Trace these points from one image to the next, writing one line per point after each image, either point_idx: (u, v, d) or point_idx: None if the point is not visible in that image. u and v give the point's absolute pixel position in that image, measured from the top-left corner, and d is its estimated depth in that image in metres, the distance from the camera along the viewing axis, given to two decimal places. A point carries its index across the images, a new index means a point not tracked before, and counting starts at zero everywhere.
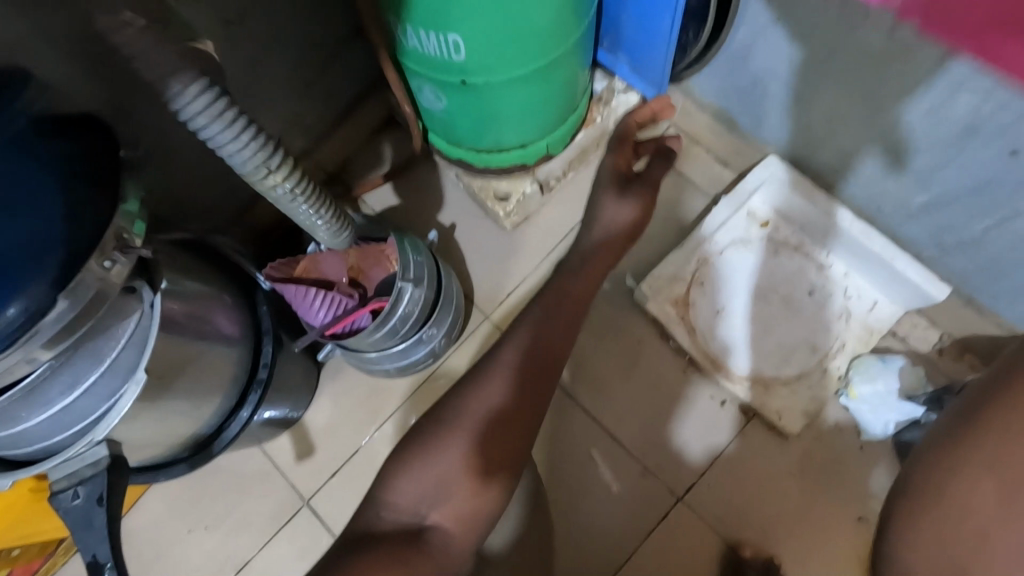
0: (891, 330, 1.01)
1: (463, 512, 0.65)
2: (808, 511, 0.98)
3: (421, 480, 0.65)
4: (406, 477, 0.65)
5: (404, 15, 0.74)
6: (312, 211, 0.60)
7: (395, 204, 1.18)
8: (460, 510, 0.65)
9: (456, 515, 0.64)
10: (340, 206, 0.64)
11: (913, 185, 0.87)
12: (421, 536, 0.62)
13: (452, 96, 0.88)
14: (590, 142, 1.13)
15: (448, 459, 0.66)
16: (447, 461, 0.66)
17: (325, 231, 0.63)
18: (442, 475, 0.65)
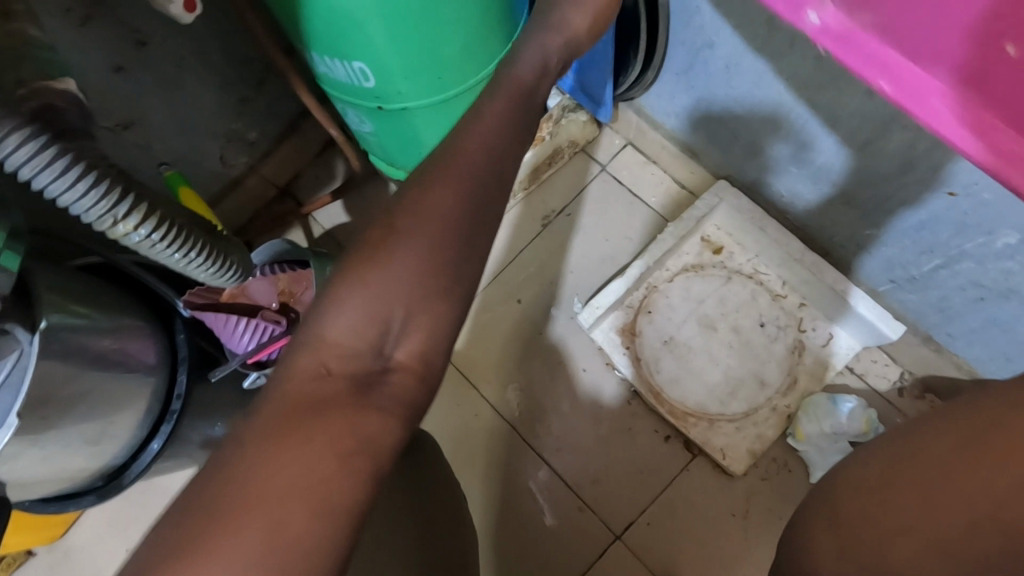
0: (847, 366, 0.96)
1: (415, 389, 0.43)
2: (750, 556, 0.93)
3: (355, 320, 0.42)
4: (327, 313, 0.42)
5: (307, 43, 0.71)
6: (179, 255, 0.61)
7: (345, 220, 1.13)
8: (411, 380, 0.43)
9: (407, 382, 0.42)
10: (213, 244, 0.65)
11: (862, 220, 0.82)
12: (363, 392, 0.41)
13: (375, 120, 0.85)
14: (540, 160, 1.09)
15: (384, 289, 0.42)
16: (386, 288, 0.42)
17: (200, 268, 0.64)
18: (378, 321, 0.42)
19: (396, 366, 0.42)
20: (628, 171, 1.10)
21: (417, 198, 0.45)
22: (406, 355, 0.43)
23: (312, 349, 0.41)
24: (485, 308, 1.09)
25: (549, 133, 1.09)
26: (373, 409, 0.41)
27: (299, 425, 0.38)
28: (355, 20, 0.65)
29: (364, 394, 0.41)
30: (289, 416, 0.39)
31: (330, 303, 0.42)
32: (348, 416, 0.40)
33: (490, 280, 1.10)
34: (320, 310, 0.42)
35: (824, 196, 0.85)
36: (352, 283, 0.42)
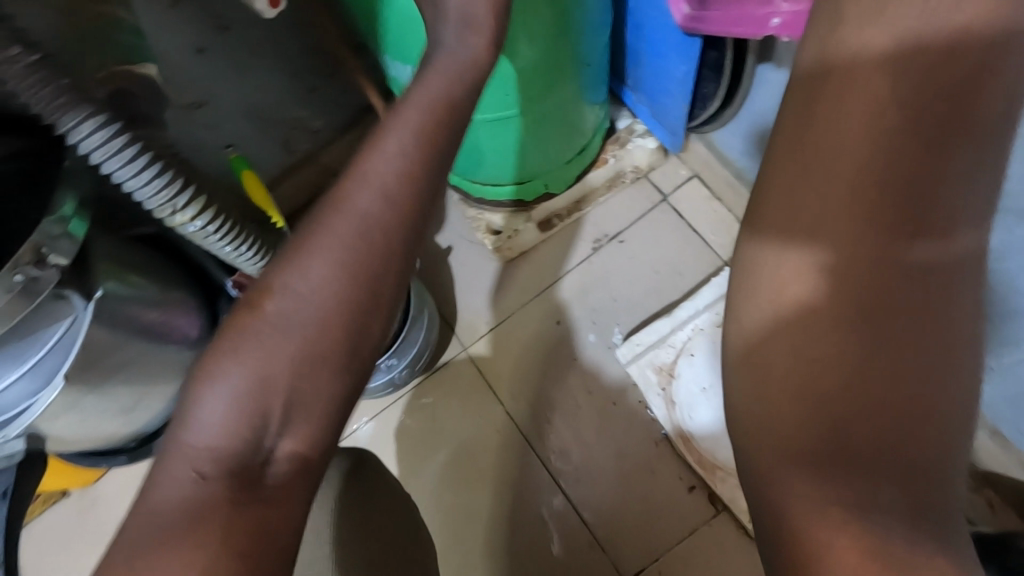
0: None
1: (296, 479, 0.43)
2: None
3: (231, 414, 0.42)
4: (198, 412, 0.42)
5: (382, 47, 0.71)
6: (228, 245, 0.61)
7: None
8: (295, 473, 0.43)
9: (292, 471, 0.43)
10: (262, 236, 0.66)
11: None
12: (243, 489, 0.41)
13: None
14: (600, 182, 1.08)
15: (260, 372, 0.43)
16: (260, 377, 0.43)
17: (247, 260, 0.65)
18: (259, 412, 0.42)
19: (281, 458, 0.43)
20: (689, 205, 1.06)
21: (295, 271, 0.45)
22: (296, 444, 0.43)
23: (183, 454, 0.42)
24: (523, 324, 1.07)
25: (613, 156, 1.06)
26: (257, 501, 0.41)
27: (164, 541, 0.38)
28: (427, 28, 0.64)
29: (252, 479, 0.42)
30: (174, 512, 0.39)
31: (197, 398, 0.43)
32: (234, 505, 0.40)
33: (532, 297, 1.08)
34: (188, 409, 0.43)
35: None
36: (228, 363, 0.43)
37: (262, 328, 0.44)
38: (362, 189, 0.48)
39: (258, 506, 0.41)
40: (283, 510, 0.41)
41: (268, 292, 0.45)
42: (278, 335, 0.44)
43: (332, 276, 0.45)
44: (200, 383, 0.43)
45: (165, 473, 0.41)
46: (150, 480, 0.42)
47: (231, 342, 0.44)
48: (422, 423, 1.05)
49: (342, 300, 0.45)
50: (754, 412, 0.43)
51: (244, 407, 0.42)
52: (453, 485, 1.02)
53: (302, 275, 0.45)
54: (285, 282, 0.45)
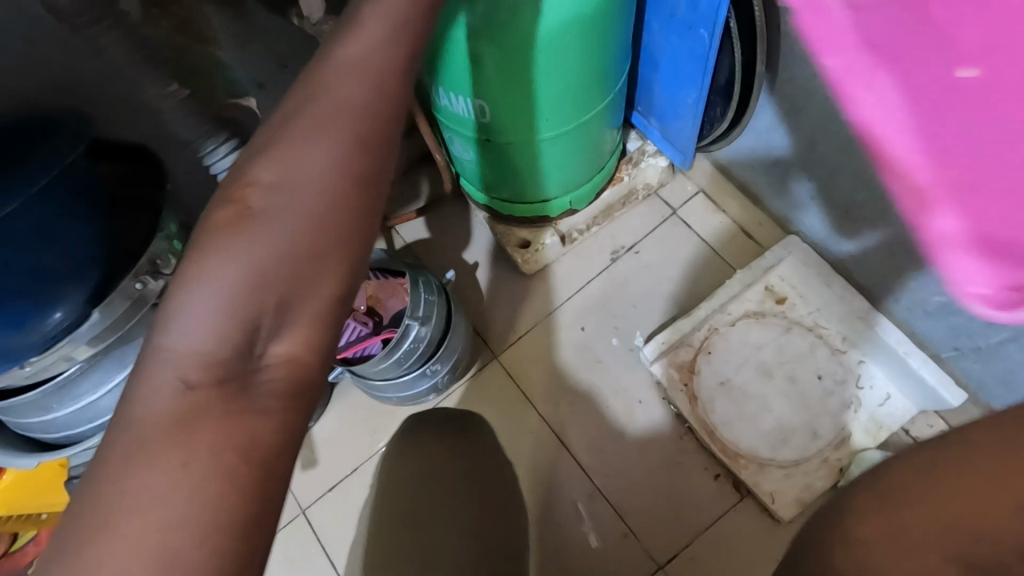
0: (902, 427, 0.98)
1: (293, 385, 0.39)
2: None
3: (218, 318, 0.38)
4: (182, 313, 0.38)
5: (438, 79, 0.83)
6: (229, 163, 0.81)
7: (425, 237, 1.25)
8: (292, 375, 0.39)
9: (283, 375, 0.39)
10: None
11: (932, 285, 0.85)
12: (237, 392, 0.37)
13: (479, 151, 0.95)
14: (616, 199, 1.17)
15: (255, 264, 0.40)
16: (254, 272, 0.39)
17: None
18: (249, 315, 0.39)
19: (273, 360, 0.39)
20: (697, 217, 1.17)
21: (282, 168, 0.42)
22: (287, 348, 0.40)
23: (172, 356, 0.37)
24: (551, 330, 1.15)
25: (627, 175, 1.15)
26: (254, 413, 0.37)
27: (157, 449, 0.35)
28: (478, 61, 0.76)
29: (239, 383, 0.37)
30: (165, 421, 0.35)
31: (182, 296, 0.38)
32: (227, 416, 0.36)
33: (558, 306, 1.16)
34: (171, 309, 0.38)
35: (895, 261, 0.89)
36: (217, 263, 0.39)
37: (252, 228, 0.40)
38: (353, 99, 0.44)
39: (253, 411, 0.37)
40: (288, 415, 0.38)
41: (255, 188, 0.42)
42: (267, 236, 0.40)
43: (322, 174, 0.42)
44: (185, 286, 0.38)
45: (150, 380, 0.37)
46: (131, 393, 0.37)
47: (221, 246, 0.40)
48: None
49: (327, 192, 0.42)
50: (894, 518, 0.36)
51: (239, 300, 0.39)
52: None
53: (292, 165, 0.42)
54: (247, 203, 0.41)
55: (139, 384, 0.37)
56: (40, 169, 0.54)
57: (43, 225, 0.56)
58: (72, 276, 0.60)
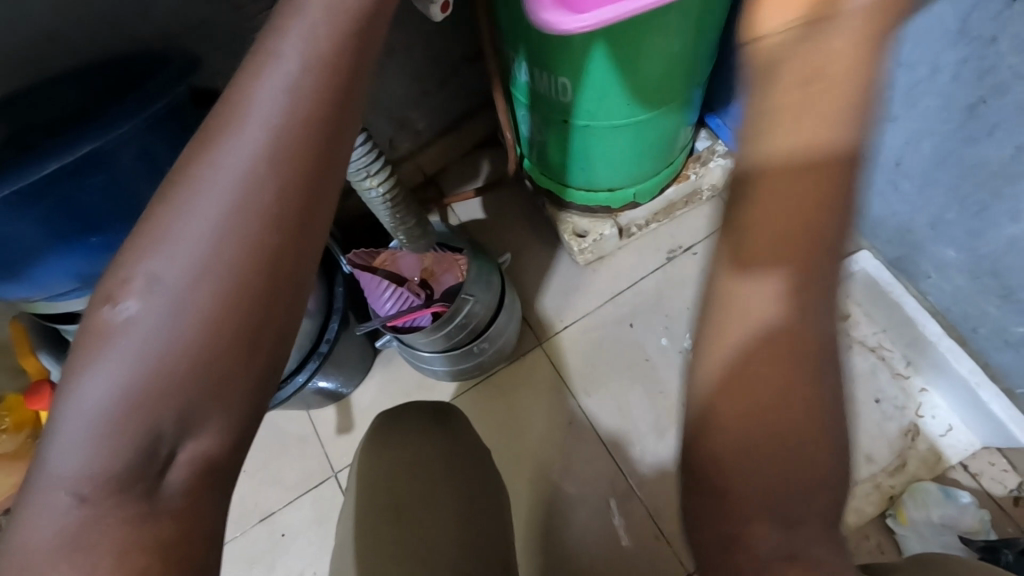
0: (962, 461, 0.94)
1: (204, 482, 0.35)
2: None
3: (105, 438, 0.33)
4: (57, 435, 0.33)
5: (523, 53, 0.81)
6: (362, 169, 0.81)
7: (481, 217, 1.25)
8: (198, 476, 0.35)
9: (195, 473, 0.35)
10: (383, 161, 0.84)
11: (1017, 315, 0.80)
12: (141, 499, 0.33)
13: (554, 132, 0.93)
14: (680, 197, 1.14)
15: (136, 381, 0.33)
16: (135, 388, 0.33)
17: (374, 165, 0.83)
18: (148, 429, 0.33)
19: (183, 462, 0.34)
20: None
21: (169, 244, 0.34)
22: (201, 444, 0.34)
23: (51, 484, 0.33)
24: (599, 324, 1.14)
25: (694, 173, 1.12)
26: (160, 516, 0.33)
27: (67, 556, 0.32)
28: (570, 37, 0.74)
29: (144, 491, 0.33)
30: (58, 543, 0.32)
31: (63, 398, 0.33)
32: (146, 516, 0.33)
33: (609, 299, 1.15)
34: (48, 430, 0.33)
35: (982, 289, 0.84)
36: (86, 380, 0.33)
37: (126, 336, 0.33)
38: None
39: (157, 520, 0.33)
40: (193, 516, 0.34)
41: (127, 286, 0.34)
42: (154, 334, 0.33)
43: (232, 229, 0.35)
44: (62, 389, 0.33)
45: (33, 508, 0.33)
46: (17, 516, 0.33)
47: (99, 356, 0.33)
48: (498, 409, 1.11)
49: (221, 283, 0.34)
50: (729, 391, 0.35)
51: (126, 424, 0.33)
52: (525, 468, 1.07)
53: (170, 258, 0.34)
54: (127, 305, 0.34)
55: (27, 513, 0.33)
56: (157, 92, 0.58)
57: (145, 153, 0.59)
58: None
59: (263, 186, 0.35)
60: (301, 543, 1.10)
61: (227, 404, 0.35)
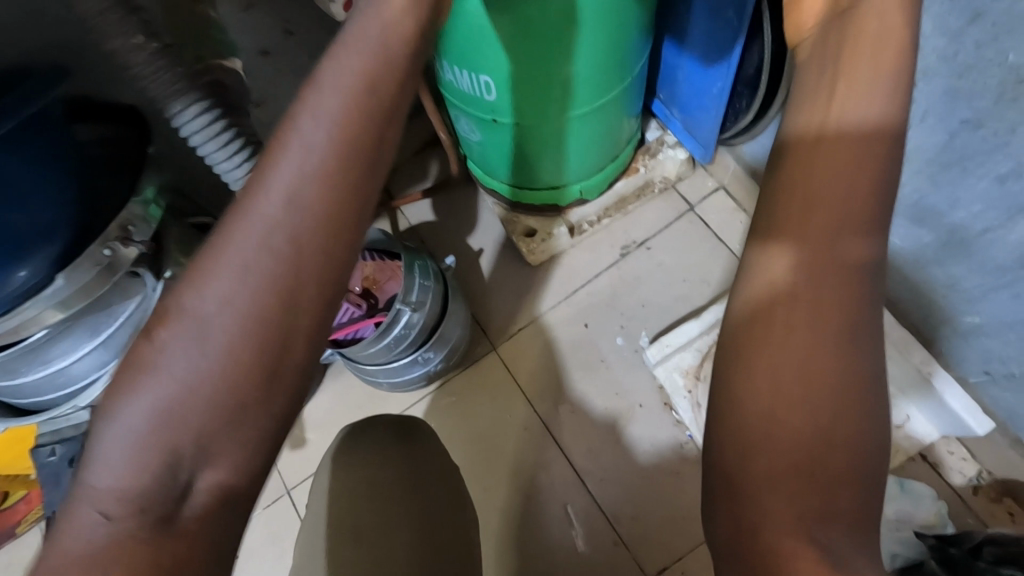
0: (919, 451, 0.92)
1: (220, 513, 0.37)
2: None
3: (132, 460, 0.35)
4: (94, 456, 0.36)
5: (442, 52, 0.77)
6: (239, 169, 0.68)
7: (430, 219, 1.21)
8: (215, 504, 0.36)
9: (213, 503, 0.36)
10: None
11: (965, 305, 0.77)
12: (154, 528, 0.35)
13: (487, 131, 0.89)
14: (630, 191, 1.11)
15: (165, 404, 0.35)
16: (166, 413, 0.35)
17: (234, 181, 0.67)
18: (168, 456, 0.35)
19: (201, 489, 0.36)
20: (715, 216, 1.11)
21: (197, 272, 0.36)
22: (217, 475, 0.36)
23: (88, 496, 0.36)
24: (553, 325, 1.10)
25: (644, 166, 1.10)
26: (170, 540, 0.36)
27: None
28: (485, 34, 0.70)
29: (163, 515, 0.36)
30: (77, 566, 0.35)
31: (98, 423, 0.36)
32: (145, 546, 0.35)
33: (561, 300, 1.12)
34: (89, 445, 0.36)
35: (934, 280, 0.80)
36: (126, 404, 0.35)
37: (160, 353, 0.36)
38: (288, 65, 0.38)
39: (165, 548, 0.35)
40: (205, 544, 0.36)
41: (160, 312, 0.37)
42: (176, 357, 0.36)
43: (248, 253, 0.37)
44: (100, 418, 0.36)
45: (70, 523, 0.36)
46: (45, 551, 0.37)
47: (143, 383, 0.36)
48: (452, 418, 1.08)
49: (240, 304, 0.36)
50: (762, 369, 0.37)
51: (152, 446, 0.35)
52: (481, 477, 1.04)
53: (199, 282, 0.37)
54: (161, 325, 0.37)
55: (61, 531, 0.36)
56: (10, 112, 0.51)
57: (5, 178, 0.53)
58: (40, 238, 0.57)
59: (280, 228, 0.37)
60: (255, 564, 1.07)
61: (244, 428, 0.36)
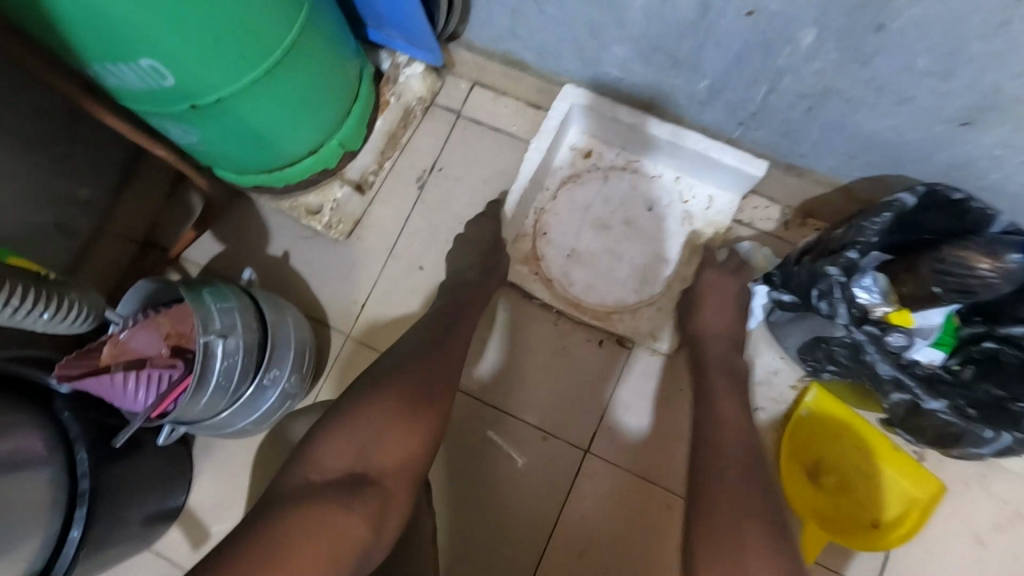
0: (733, 219, 1.01)
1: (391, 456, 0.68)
2: (875, 463, 0.91)
3: (345, 445, 0.67)
4: (326, 448, 0.66)
5: (82, 55, 0.66)
6: None
7: (220, 249, 1.11)
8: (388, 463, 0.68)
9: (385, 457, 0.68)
10: (37, 287, 0.63)
11: (694, 73, 0.84)
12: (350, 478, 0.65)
13: (198, 124, 0.80)
14: (393, 124, 1.08)
15: (378, 413, 0.70)
16: (365, 423, 0.69)
17: None
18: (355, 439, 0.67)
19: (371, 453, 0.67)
20: (484, 111, 1.11)
21: (399, 355, 0.78)
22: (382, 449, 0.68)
23: (322, 464, 0.66)
24: (391, 286, 1.07)
25: (393, 95, 1.07)
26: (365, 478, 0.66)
27: (315, 493, 0.63)
28: (100, 9, 0.60)
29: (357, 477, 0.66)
30: (316, 487, 0.64)
31: (326, 440, 0.67)
32: (344, 492, 0.64)
33: (387, 257, 1.08)
34: (323, 445, 0.67)
35: (658, 66, 0.86)
36: (329, 433, 0.68)
37: (374, 399, 0.71)
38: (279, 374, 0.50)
39: (363, 483, 0.66)
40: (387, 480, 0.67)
41: (372, 381, 0.73)
42: (386, 392, 0.72)
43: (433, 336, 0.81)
44: (333, 433, 0.67)
45: (307, 466, 0.66)
46: (290, 475, 0.65)
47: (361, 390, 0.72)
48: None
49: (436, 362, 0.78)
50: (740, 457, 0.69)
51: (353, 437, 0.67)
52: None
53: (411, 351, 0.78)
54: (379, 377, 0.74)
55: (296, 472, 0.65)
56: None
57: None
58: None
59: (437, 326, 0.84)
60: None
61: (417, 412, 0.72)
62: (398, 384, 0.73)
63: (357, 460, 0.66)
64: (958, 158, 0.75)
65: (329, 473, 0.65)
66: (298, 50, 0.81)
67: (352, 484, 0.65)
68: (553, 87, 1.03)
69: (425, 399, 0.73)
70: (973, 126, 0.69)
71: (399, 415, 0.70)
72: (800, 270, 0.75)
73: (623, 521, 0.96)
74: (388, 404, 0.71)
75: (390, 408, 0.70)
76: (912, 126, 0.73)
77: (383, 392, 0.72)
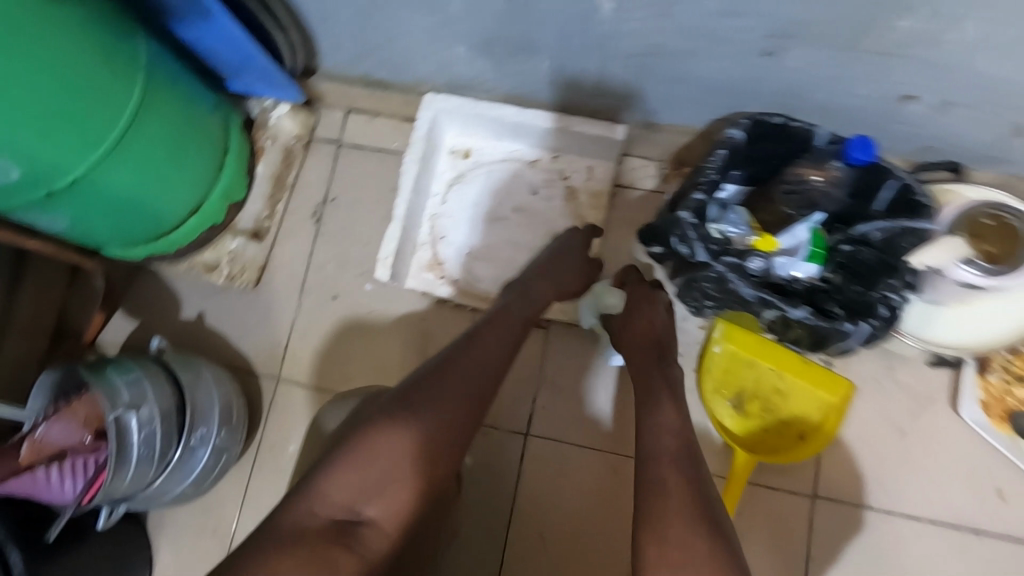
0: (614, 183, 1.05)
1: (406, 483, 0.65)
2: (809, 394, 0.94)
3: (346, 486, 0.63)
4: (325, 490, 0.63)
5: None
6: None
7: (133, 325, 1.11)
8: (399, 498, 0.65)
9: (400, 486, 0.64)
10: None
11: (530, 57, 0.88)
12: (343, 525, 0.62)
13: (61, 208, 0.82)
14: (274, 167, 1.11)
15: (403, 439, 0.66)
16: (388, 453, 0.65)
17: None
18: (361, 481, 0.64)
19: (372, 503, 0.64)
20: (361, 134, 1.13)
21: (439, 362, 0.72)
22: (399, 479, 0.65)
23: (314, 509, 0.62)
24: (309, 322, 1.08)
25: (267, 139, 1.10)
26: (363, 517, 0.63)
27: (294, 543, 0.59)
28: None
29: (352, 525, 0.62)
30: (299, 533, 0.61)
31: (325, 481, 0.64)
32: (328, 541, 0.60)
33: (299, 294, 1.09)
34: (319, 488, 0.63)
35: (498, 58, 0.90)
36: (328, 481, 0.64)
37: (402, 423, 0.66)
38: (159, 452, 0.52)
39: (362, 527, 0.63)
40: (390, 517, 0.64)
41: (418, 394, 0.68)
42: (416, 412, 0.67)
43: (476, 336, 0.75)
44: (337, 470, 0.64)
45: (299, 510, 0.62)
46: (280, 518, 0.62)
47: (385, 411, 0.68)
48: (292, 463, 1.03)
49: (475, 365, 0.72)
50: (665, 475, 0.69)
51: (369, 470, 0.64)
52: None
53: (454, 355, 0.73)
54: (420, 385, 0.69)
55: (289, 515, 0.62)
56: None
57: None
58: None
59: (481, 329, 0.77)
60: None
61: (442, 426, 0.67)
62: (429, 400, 0.68)
63: (359, 501, 0.63)
64: (777, 84, 0.80)
65: (331, 515, 0.63)
66: (144, 119, 0.83)
67: (350, 529, 0.62)
68: (418, 98, 1.07)
69: (449, 408, 0.68)
70: (776, 54, 0.75)
71: (424, 434, 0.66)
72: (658, 218, 0.81)
73: (576, 491, 0.99)
74: (414, 424, 0.66)
75: (416, 427, 0.66)
76: (728, 65, 0.79)
77: (415, 410, 0.67)
